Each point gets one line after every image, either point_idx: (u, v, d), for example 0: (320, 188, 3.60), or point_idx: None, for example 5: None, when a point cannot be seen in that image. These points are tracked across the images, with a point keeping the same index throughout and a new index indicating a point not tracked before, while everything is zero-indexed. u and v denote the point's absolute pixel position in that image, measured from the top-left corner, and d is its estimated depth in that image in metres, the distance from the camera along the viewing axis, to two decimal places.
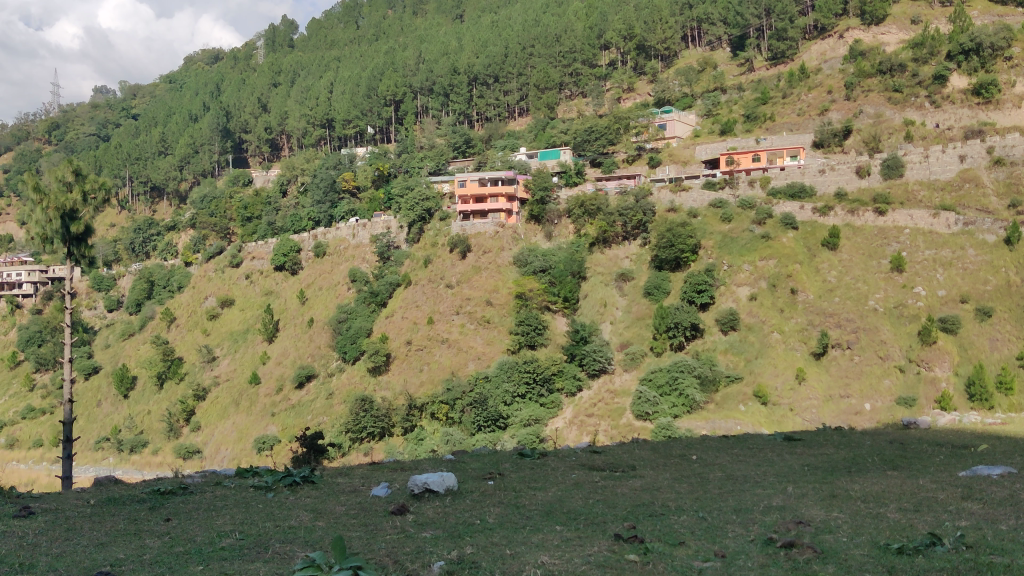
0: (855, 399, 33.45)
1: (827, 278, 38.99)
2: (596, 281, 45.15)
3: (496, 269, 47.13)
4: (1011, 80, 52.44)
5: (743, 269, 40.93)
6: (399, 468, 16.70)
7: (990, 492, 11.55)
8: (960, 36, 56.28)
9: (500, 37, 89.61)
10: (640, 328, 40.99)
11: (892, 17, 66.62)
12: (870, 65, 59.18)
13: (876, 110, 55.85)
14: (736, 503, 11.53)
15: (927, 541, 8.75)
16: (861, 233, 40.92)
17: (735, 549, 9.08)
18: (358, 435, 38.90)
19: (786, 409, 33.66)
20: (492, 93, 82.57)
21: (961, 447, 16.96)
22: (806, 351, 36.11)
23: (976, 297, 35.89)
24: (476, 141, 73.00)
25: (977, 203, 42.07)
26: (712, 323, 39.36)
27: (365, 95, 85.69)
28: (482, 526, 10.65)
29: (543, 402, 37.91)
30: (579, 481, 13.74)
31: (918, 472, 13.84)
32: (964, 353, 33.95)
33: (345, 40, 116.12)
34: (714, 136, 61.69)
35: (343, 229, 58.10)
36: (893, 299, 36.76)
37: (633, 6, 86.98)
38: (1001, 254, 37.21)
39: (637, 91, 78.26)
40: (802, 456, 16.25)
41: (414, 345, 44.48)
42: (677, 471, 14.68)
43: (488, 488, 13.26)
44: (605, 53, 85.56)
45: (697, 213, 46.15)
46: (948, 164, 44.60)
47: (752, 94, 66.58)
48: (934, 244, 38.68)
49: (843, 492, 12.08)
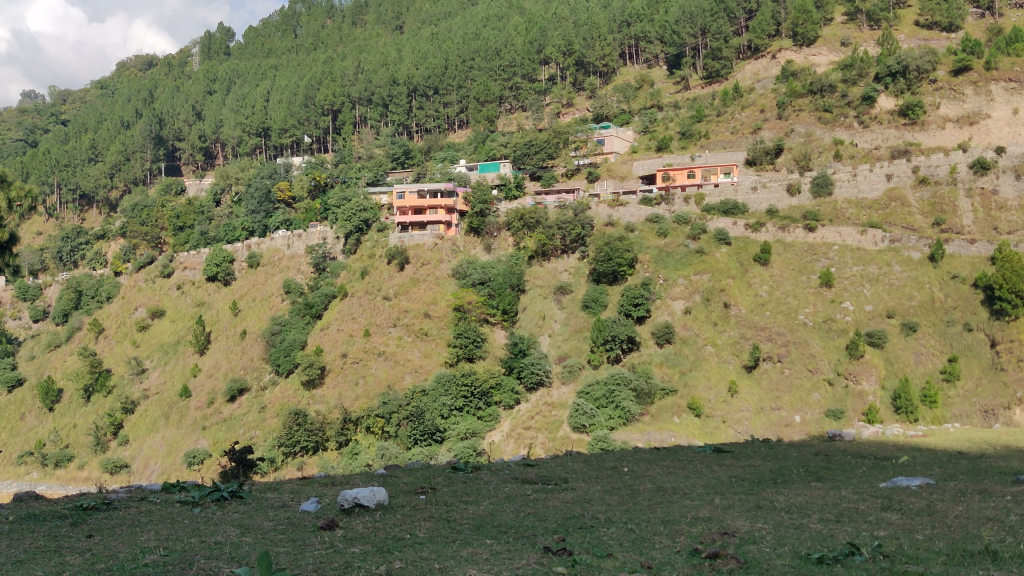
0: (785, 411, 34.09)
1: (759, 293, 39.74)
2: (534, 294, 45.20)
3: (434, 282, 47.05)
4: (935, 102, 54.46)
5: (677, 283, 41.53)
6: (330, 482, 16.46)
7: (909, 502, 11.88)
8: (887, 59, 57.99)
9: (439, 50, 89.47)
10: (578, 341, 41.14)
11: (822, 39, 68.32)
12: (801, 86, 60.50)
13: (806, 129, 57.01)
14: (663, 515, 11.64)
15: (847, 552, 8.93)
16: (792, 249, 41.92)
17: (661, 560, 9.15)
18: (291, 449, 38.33)
19: (719, 421, 34.25)
20: (431, 105, 82.76)
21: (883, 459, 17.33)
22: (738, 364, 36.74)
23: (901, 311, 36.83)
24: (415, 153, 72.99)
25: (903, 221, 43.28)
26: (647, 336, 39.78)
27: (303, 104, 85.85)
28: (412, 540, 10.56)
29: (480, 415, 37.80)
30: (511, 495, 13.73)
31: (842, 484, 14.11)
32: (890, 366, 34.79)
33: (283, 49, 115.29)
34: (650, 152, 62.59)
35: (278, 239, 57.44)
36: (822, 313, 37.62)
37: (572, 22, 87.49)
38: (925, 271, 38.30)
39: (575, 106, 79.40)
40: (730, 467, 16.54)
41: (350, 357, 43.99)
42: (609, 484, 14.78)
43: (419, 503, 13.15)
44: (544, 68, 86.20)
45: (634, 228, 46.68)
46: (875, 183, 45.80)
47: (687, 112, 67.75)
48: (861, 261, 39.80)
49: (768, 504, 12.27)
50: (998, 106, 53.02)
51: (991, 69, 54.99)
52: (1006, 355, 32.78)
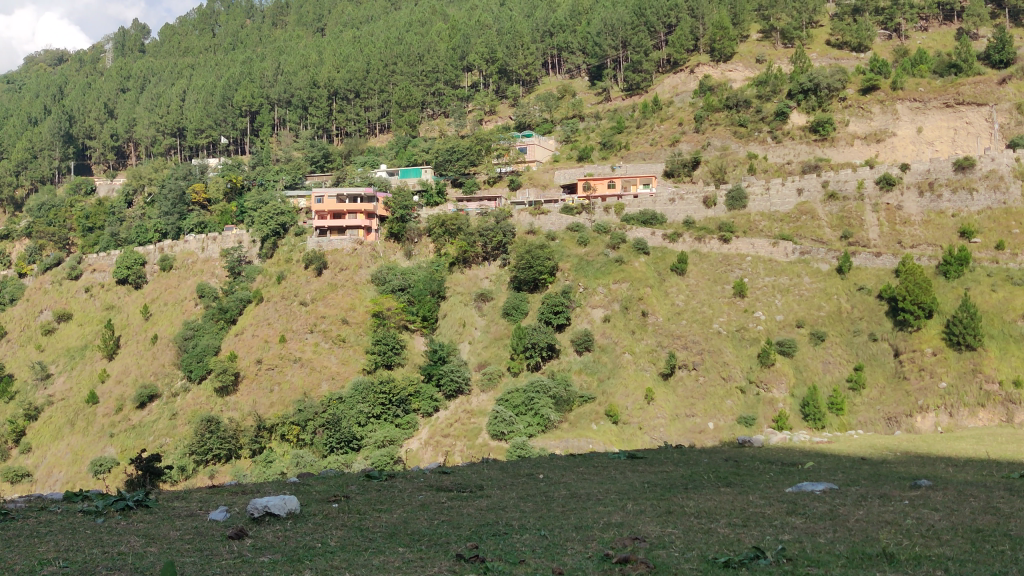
0: (699, 418, 34.77)
1: (675, 302, 40.46)
2: (454, 300, 44.99)
3: (352, 287, 46.60)
4: (844, 119, 56.28)
5: (597, 292, 41.90)
6: (240, 491, 16.09)
7: (813, 506, 12.23)
8: (800, 77, 59.68)
9: (361, 53, 88.52)
10: (497, 348, 41.11)
11: (739, 56, 69.96)
12: (718, 101, 61.80)
13: (722, 143, 58.33)
14: (577, 521, 11.74)
15: (751, 555, 9.14)
16: (707, 260, 42.84)
17: (572, 566, 9.22)
18: (202, 457, 37.39)
19: (635, 427, 34.70)
20: (352, 109, 81.89)
21: (790, 465, 17.80)
22: (654, 371, 37.30)
23: (810, 321, 37.93)
24: (335, 157, 72.23)
25: (813, 233, 44.62)
26: (567, 343, 40.00)
27: (219, 105, 84.28)
28: (323, 549, 10.41)
29: (398, 422, 37.50)
30: (425, 503, 13.61)
31: (749, 489, 14.41)
32: (800, 374, 35.76)
33: (200, 48, 112.82)
34: (571, 162, 63.18)
35: (192, 242, 56.12)
36: (735, 323, 38.50)
37: (495, 31, 87.59)
38: (833, 282, 39.59)
39: (498, 114, 79.63)
40: (644, 473, 16.75)
41: (265, 363, 43.16)
42: (524, 491, 14.81)
43: (331, 511, 12.97)
44: (467, 75, 86.35)
45: (555, 236, 47.02)
46: (786, 197, 47.05)
47: (608, 123, 68.65)
48: (773, 272, 40.92)
49: (679, 508, 12.49)
50: (904, 124, 55.07)
51: (897, 89, 57.00)
52: (909, 364, 34.07)
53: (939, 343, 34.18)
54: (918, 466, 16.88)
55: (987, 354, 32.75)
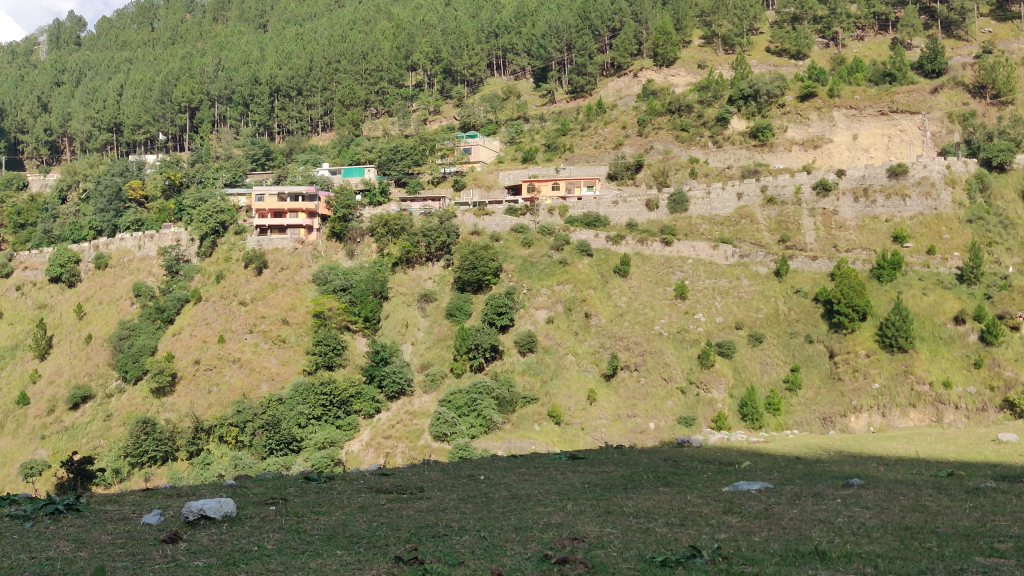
0: (640, 418, 35.11)
1: (618, 303, 40.78)
2: (397, 301, 44.71)
3: (293, 287, 46.04)
4: (783, 125, 57.20)
5: (540, 293, 41.96)
6: (176, 493, 15.79)
7: (748, 505, 12.43)
8: (740, 83, 60.63)
9: (304, 51, 87.53)
10: (440, 349, 40.92)
11: (681, 61, 70.79)
12: (661, 105, 62.55)
13: (664, 147, 58.90)
14: (517, 522, 11.76)
15: (687, 554, 9.24)
16: (649, 262, 43.30)
17: (512, 566, 9.24)
18: (137, 459, 36.60)
19: (578, 428, 34.85)
20: (294, 107, 81.03)
21: (727, 464, 18.05)
22: (597, 372, 37.50)
23: (749, 323, 38.56)
24: (276, 154, 71.36)
25: (751, 237, 45.34)
26: (510, 345, 39.98)
27: (157, 100, 82.72)
28: (259, 553, 10.25)
29: (339, 424, 37.19)
30: (365, 505, 13.49)
31: (686, 489, 14.59)
32: (738, 375, 36.28)
33: (138, 42, 110.68)
34: (515, 163, 63.29)
35: (128, 240, 54.90)
36: (676, 324, 38.97)
37: (439, 31, 87.34)
38: (771, 285, 40.36)
39: (442, 114, 79.35)
40: (584, 473, 16.85)
41: (203, 364, 42.40)
42: (464, 493, 14.75)
43: (268, 514, 12.77)
44: (411, 74, 85.84)
45: (499, 237, 47.03)
46: (727, 201, 47.74)
47: (552, 125, 69.01)
48: (713, 274, 41.53)
49: (618, 508, 12.58)
50: (840, 131, 56.25)
51: (834, 96, 58.31)
52: (843, 365, 34.84)
53: (873, 346, 35.08)
54: (850, 465, 17.23)
55: (918, 356, 33.89)
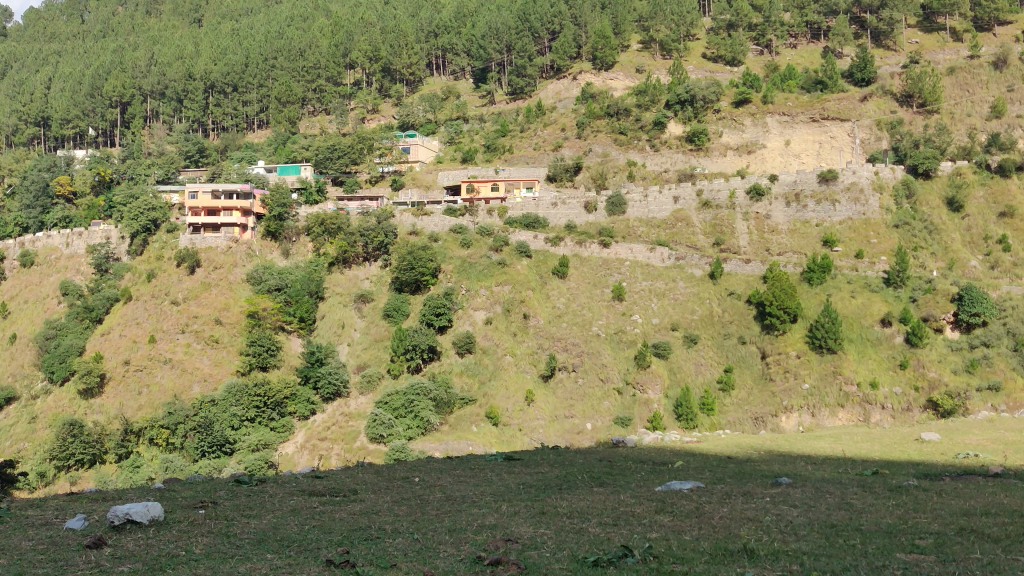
0: (578, 419, 35.29)
1: (556, 304, 40.95)
2: (334, 301, 44.23)
3: (227, 287, 45.19)
4: (718, 131, 58.19)
5: (479, 294, 41.82)
6: (101, 498, 15.39)
7: (681, 505, 12.57)
8: (677, 88, 61.42)
9: (240, 46, 86.06)
10: (377, 350, 40.62)
11: (619, 65, 71.38)
12: (599, 109, 62.96)
13: (603, 149, 59.29)
14: (450, 524, 11.69)
15: (619, 554, 9.31)
16: (587, 264, 43.57)
17: (445, 569, 9.19)
18: (64, 463, 35.53)
19: (515, 429, 34.87)
20: (229, 103, 79.89)
21: (660, 464, 18.20)
22: (534, 373, 37.59)
23: (684, 324, 39.10)
24: (210, 152, 70.35)
25: (687, 240, 45.91)
26: (448, 346, 39.80)
27: (87, 95, 80.87)
28: (187, 557, 10.04)
29: (273, 426, 36.65)
30: (297, 508, 13.30)
31: (621, 488, 14.71)
32: (673, 376, 36.73)
33: (67, 34, 107.60)
34: (454, 163, 63.09)
35: (55, 237, 53.66)
36: (614, 325, 39.28)
37: (378, 29, 86.51)
38: (706, 287, 40.99)
39: (381, 112, 78.68)
40: (520, 474, 16.89)
41: (133, 365, 41.39)
42: (398, 495, 14.62)
43: (197, 518, 12.51)
44: (349, 71, 84.88)
45: (437, 238, 46.73)
46: (663, 204, 48.28)
47: (492, 126, 69.06)
48: (649, 276, 42.03)
49: (551, 509, 12.63)
50: (773, 136, 57.32)
51: (767, 103, 59.37)
52: (775, 365, 35.55)
53: (803, 347, 35.86)
54: (780, 464, 17.56)
55: (846, 357, 34.79)
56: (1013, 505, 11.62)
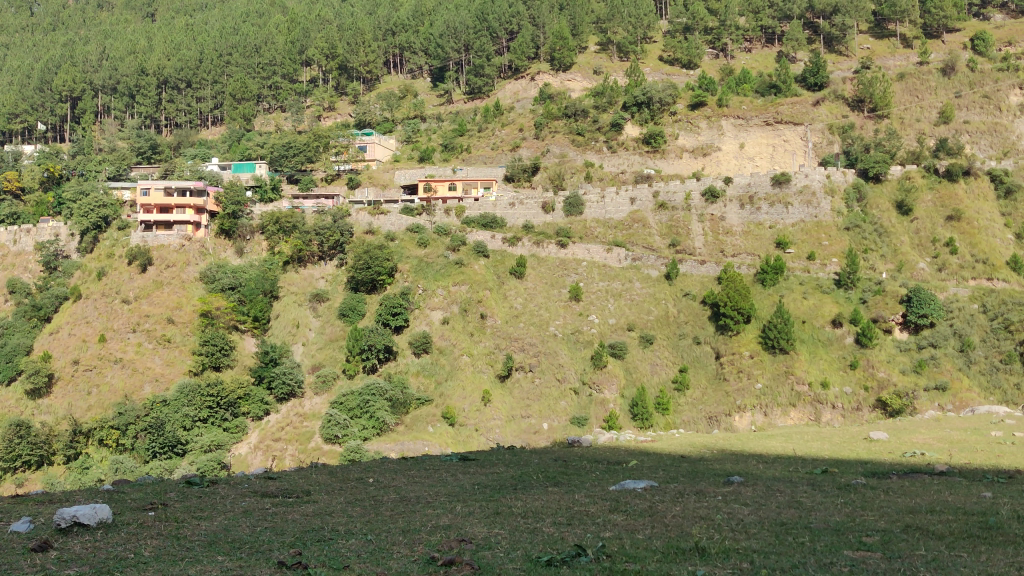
0: (534, 419, 35.35)
1: (513, 305, 40.98)
2: (289, 300, 43.79)
3: (179, 285, 44.55)
4: (674, 133, 58.67)
5: (436, 293, 41.66)
6: (48, 500, 15.08)
7: (634, 504, 12.65)
8: (634, 90, 61.81)
9: (194, 42, 84.91)
10: (332, 349, 40.31)
11: (577, 66, 71.63)
12: (557, 110, 63.19)
13: (560, 150, 59.46)
14: (404, 525, 11.64)
15: (573, 553, 9.35)
16: (544, 264, 43.69)
17: (397, 570, 9.14)
18: (10, 464, 34.72)
19: (472, 429, 34.82)
20: (183, 99, 78.67)
21: (615, 464, 18.31)
22: (491, 373, 37.56)
23: (640, 325, 39.41)
24: (163, 148, 69.23)
25: (643, 241, 46.19)
26: (404, 345, 39.60)
27: (36, 89, 79.22)
28: (136, 560, 9.88)
29: (226, 426, 36.23)
30: (249, 509, 13.16)
31: (575, 488, 14.79)
32: (629, 376, 36.96)
33: (14, 26, 105.16)
34: (412, 162, 62.83)
35: (3, 234, 52.81)
36: (570, 326, 39.43)
37: (335, 26, 85.83)
38: (662, 288, 41.37)
39: (338, 110, 78.03)
40: (475, 474, 16.87)
41: (82, 365, 40.64)
42: (352, 495, 14.54)
43: (147, 520, 12.31)
44: (305, 69, 84.17)
45: (394, 237, 46.49)
46: (620, 205, 48.58)
47: (449, 125, 68.97)
48: (606, 277, 42.29)
49: (506, 509, 12.63)
50: (728, 139, 57.93)
51: (722, 106, 59.97)
52: (729, 365, 35.94)
53: (756, 347, 36.32)
54: (732, 463, 17.78)
55: (798, 357, 35.31)
56: (956, 502, 11.88)
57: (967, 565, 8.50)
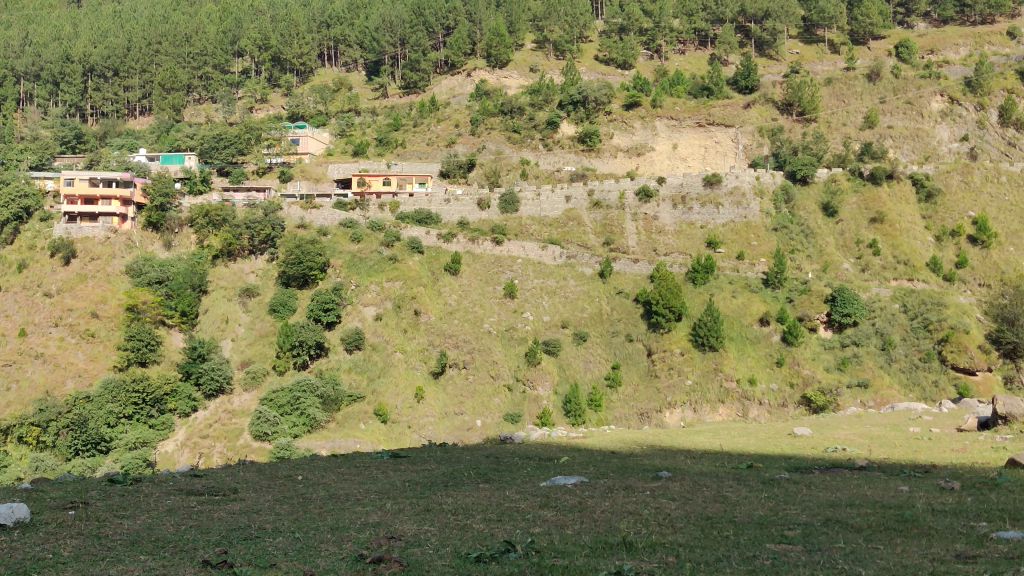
0: (467, 416, 35.31)
1: (448, 301, 40.87)
2: (217, 295, 42.99)
3: (104, 279, 43.40)
4: (609, 133, 59.18)
5: (369, 289, 41.29)
6: None
7: (563, 500, 12.75)
8: (569, 89, 62.19)
9: (122, 29, 82.83)
10: (262, 345, 39.72)
11: (513, 63, 71.73)
12: (493, 106, 63.25)
13: (497, 147, 59.23)
14: (333, 522, 11.55)
15: (502, 549, 9.38)
16: (479, 261, 43.71)
17: (325, 567, 9.07)
18: None
19: (404, 427, 34.68)
20: (109, 87, 76.43)
21: (546, 460, 18.43)
22: (425, 370, 37.40)
23: (573, 322, 39.74)
24: (88, 138, 67.38)
25: (578, 239, 46.40)
26: (336, 342, 39.14)
27: None
28: (54, 560, 9.60)
29: (151, 423, 35.36)
30: (173, 507, 12.91)
31: (506, 484, 14.85)
32: (563, 373, 37.19)
33: None
34: (346, 156, 62.19)
35: None
36: (504, 323, 39.52)
37: (269, 17, 84.82)
38: (595, 286, 41.92)
39: (270, 103, 76.98)
40: (405, 472, 16.77)
41: None
42: (280, 493, 14.37)
43: (67, 519, 11.97)
44: (237, 60, 82.92)
45: (327, 231, 45.98)
46: (555, 203, 48.84)
47: (384, 119, 68.53)
48: (541, 274, 42.49)
49: (437, 506, 12.61)
50: (661, 139, 58.64)
51: (657, 106, 60.72)
52: (660, 363, 36.43)
53: (687, 344, 36.91)
54: (661, 458, 18.08)
55: (727, 355, 36.02)
56: (874, 496, 12.25)
57: (883, 557, 8.78)
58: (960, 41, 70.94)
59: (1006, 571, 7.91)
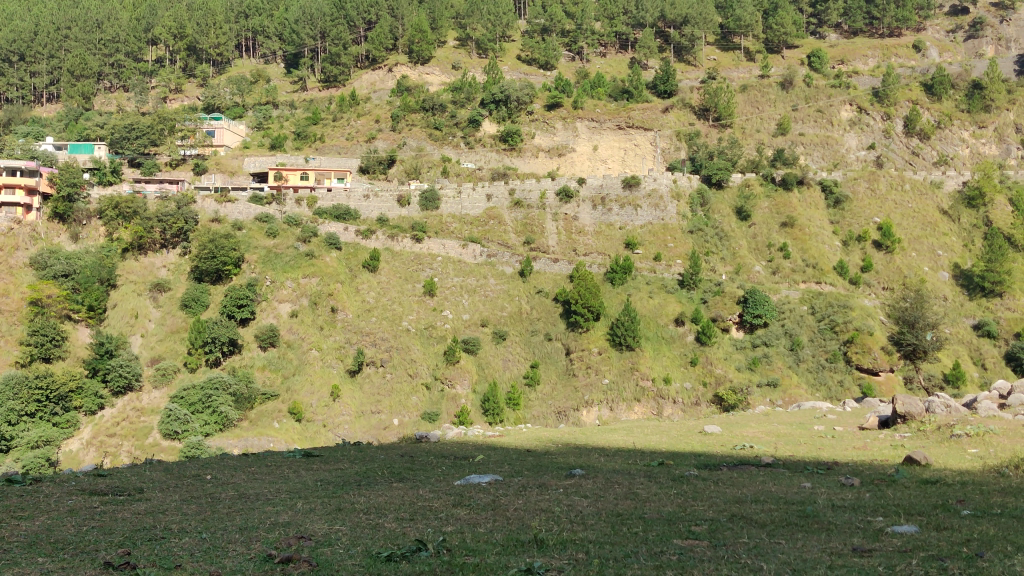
0: (384, 414, 35.01)
1: (366, 298, 40.41)
2: (127, 290, 41.76)
3: (7, 271, 41.69)
4: (530, 132, 59.53)
5: (285, 285, 40.64)
6: None
7: (477, 498, 12.79)
8: (491, 88, 62.32)
9: (29, 12, 79.69)
10: (173, 342, 38.76)
11: (435, 60, 71.39)
12: (414, 102, 62.85)
13: (418, 144, 59.07)
14: (241, 522, 11.36)
15: (412, 548, 9.35)
16: (398, 258, 43.41)
17: (231, 568, 8.90)
18: None
19: (319, 425, 34.29)
20: (15, 73, 73.47)
21: (462, 458, 18.43)
22: (341, 368, 36.90)
23: (493, 321, 39.85)
24: None
25: (499, 237, 46.40)
26: (250, 339, 38.42)
27: None
28: None
29: (55, 421, 34.08)
30: (74, 508, 12.49)
31: (419, 483, 14.78)
32: (481, 371, 37.25)
33: None
34: (262, 149, 61.04)
35: None
36: (423, 321, 39.36)
37: (185, 4, 82.65)
38: (515, 284, 42.13)
39: (184, 93, 75.10)
40: (319, 471, 16.59)
41: None
42: (187, 493, 14.06)
43: None
44: (152, 48, 80.74)
45: (242, 226, 44.98)
46: (476, 202, 48.83)
47: (302, 113, 67.49)
48: (461, 273, 42.46)
49: (349, 505, 12.50)
50: (582, 141, 59.30)
51: (577, 108, 61.41)
52: (578, 362, 36.77)
53: (604, 344, 37.42)
54: (575, 457, 18.24)
55: (643, 354, 36.74)
56: (778, 492, 12.60)
57: (784, 551, 9.06)
58: (869, 52, 73.37)
59: (898, 564, 8.21)
